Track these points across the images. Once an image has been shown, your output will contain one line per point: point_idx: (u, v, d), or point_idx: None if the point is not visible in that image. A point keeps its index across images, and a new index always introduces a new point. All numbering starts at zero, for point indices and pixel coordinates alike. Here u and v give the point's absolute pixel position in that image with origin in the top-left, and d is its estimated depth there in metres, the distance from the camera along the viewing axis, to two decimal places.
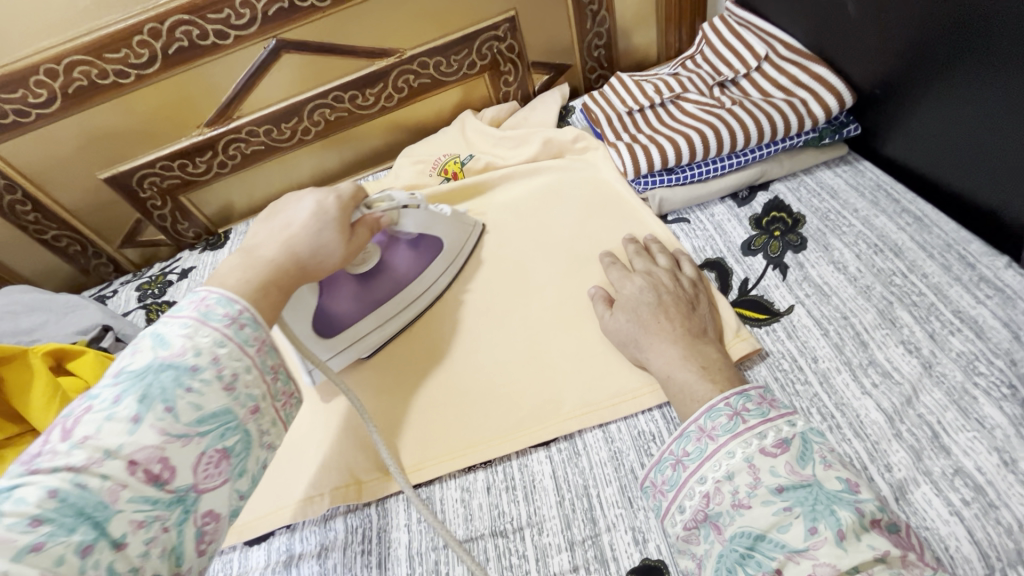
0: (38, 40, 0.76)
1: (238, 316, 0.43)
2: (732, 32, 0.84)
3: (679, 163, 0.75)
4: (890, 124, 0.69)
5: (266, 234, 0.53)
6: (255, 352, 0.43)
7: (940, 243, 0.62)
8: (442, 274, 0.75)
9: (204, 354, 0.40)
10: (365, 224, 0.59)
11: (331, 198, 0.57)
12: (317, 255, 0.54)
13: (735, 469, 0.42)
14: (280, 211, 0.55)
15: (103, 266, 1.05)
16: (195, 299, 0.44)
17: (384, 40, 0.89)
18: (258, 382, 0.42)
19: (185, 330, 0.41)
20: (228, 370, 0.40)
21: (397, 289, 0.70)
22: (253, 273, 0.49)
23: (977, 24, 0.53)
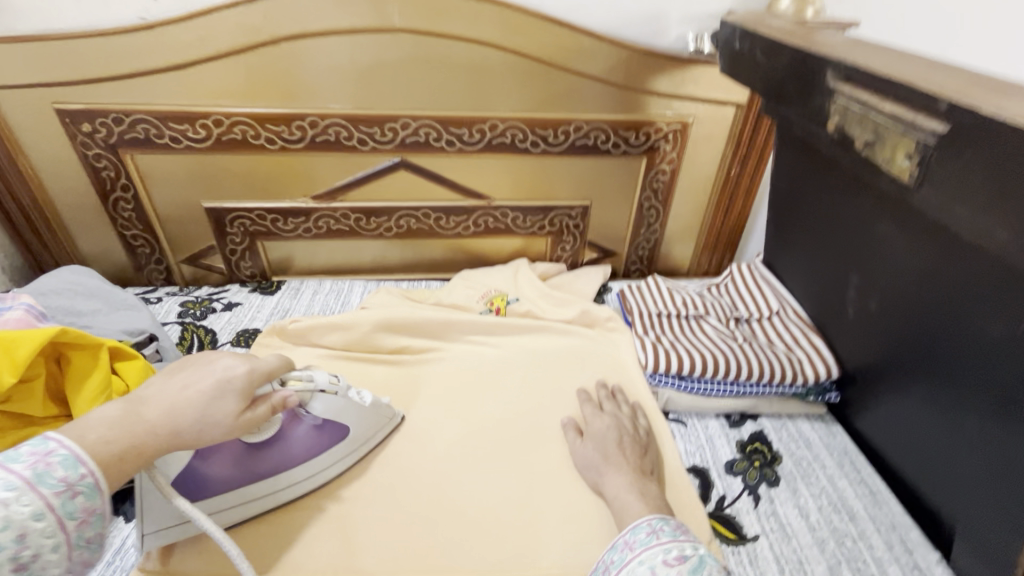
0: (220, 97, 0.92)
1: (75, 482, 0.43)
2: (754, 281, 1.03)
3: (691, 374, 0.88)
4: (862, 404, 0.82)
5: (158, 391, 0.52)
6: (71, 527, 0.43)
7: (887, 521, 0.73)
8: (339, 462, 0.74)
9: (10, 529, 0.39)
10: (266, 402, 0.58)
11: (241, 368, 0.57)
12: (198, 426, 0.52)
13: (640, 573, 0.51)
14: (187, 368, 0.55)
15: (156, 271, 1.12)
16: (39, 449, 0.43)
17: (482, 187, 1.07)
18: (57, 560, 0.42)
19: (4, 493, 0.40)
20: (26, 551, 0.40)
21: (285, 466, 0.68)
22: (119, 435, 0.47)
23: (929, 365, 0.65)
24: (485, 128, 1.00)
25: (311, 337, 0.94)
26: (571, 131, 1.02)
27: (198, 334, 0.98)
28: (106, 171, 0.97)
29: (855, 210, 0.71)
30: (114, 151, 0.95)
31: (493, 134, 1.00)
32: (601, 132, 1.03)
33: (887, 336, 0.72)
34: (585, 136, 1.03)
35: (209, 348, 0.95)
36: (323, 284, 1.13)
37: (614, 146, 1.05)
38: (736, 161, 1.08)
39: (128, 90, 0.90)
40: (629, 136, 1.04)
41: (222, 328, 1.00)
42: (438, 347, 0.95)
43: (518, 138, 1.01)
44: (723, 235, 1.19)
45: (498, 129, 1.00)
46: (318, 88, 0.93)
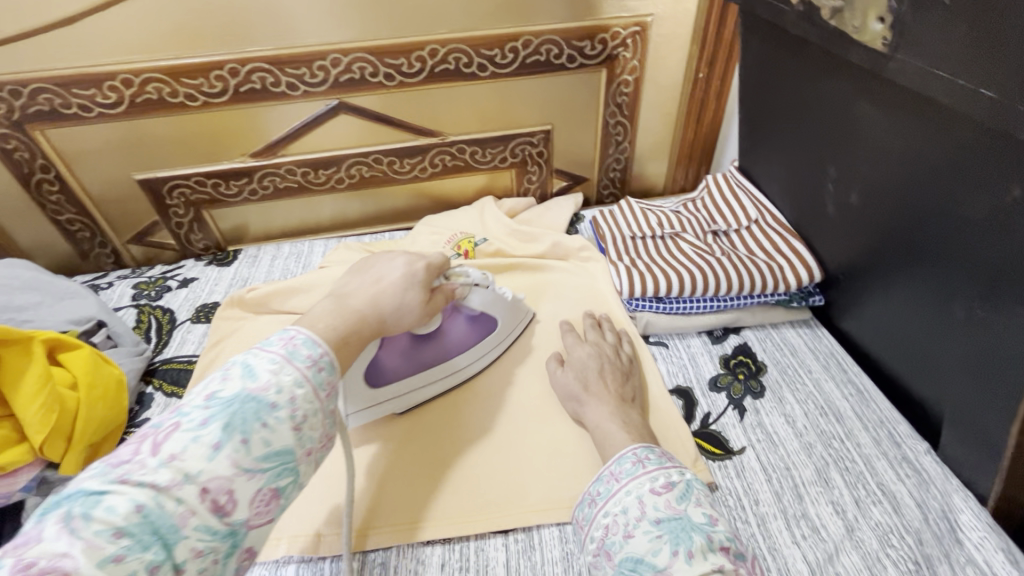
0: (123, 53, 0.83)
1: (319, 358, 0.47)
2: (731, 191, 0.97)
3: (668, 295, 0.85)
4: (846, 305, 0.79)
5: (356, 285, 0.58)
6: (323, 396, 0.46)
7: (874, 418, 0.72)
8: (492, 348, 0.80)
9: (283, 393, 0.43)
10: (442, 294, 0.67)
11: (419, 264, 0.63)
12: (398, 311, 0.59)
13: (629, 505, 0.49)
14: (369, 267, 0.61)
15: (104, 256, 1.06)
16: (283, 336, 0.48)
17: (432, 123, 0.99)
18: (319, 426, 0.45)
19: (272, 366, 0.44)
20: (300, 411, 0.43)
21: (451, 353, 0.75)
22: (340, 320, 0.52)
23: (913, 253, 0.61)
24: (424, 55, 0.90)
25: (273, 304, 0.90)
26: (520, 47, 0.92)
27: (155, 315, 0.93)
28: (18, 152, 0.89)
29: (829, 95, 0.65)
30: (21, 128, 0.87)
31: (434, 61, 0.91)
32: (553, 45, 0.93)
33: (868, 230, 0.67)
34: (536, 52, 0.94)
35: (168, 328, 0.91)
36: (281, 248, 1.07)
37: (569, 60, 0.96)
38: (704, 62, 0.99)
39: (18, 56, 0.81)
40: (584, 45, 0.94)
41: (180, 305, 0.95)
42: None
43: (462, 62, 0.92)
44: (697, 145, 1.12)
45: (438, 54, 0.91)
46: (231, 29, 0.83)
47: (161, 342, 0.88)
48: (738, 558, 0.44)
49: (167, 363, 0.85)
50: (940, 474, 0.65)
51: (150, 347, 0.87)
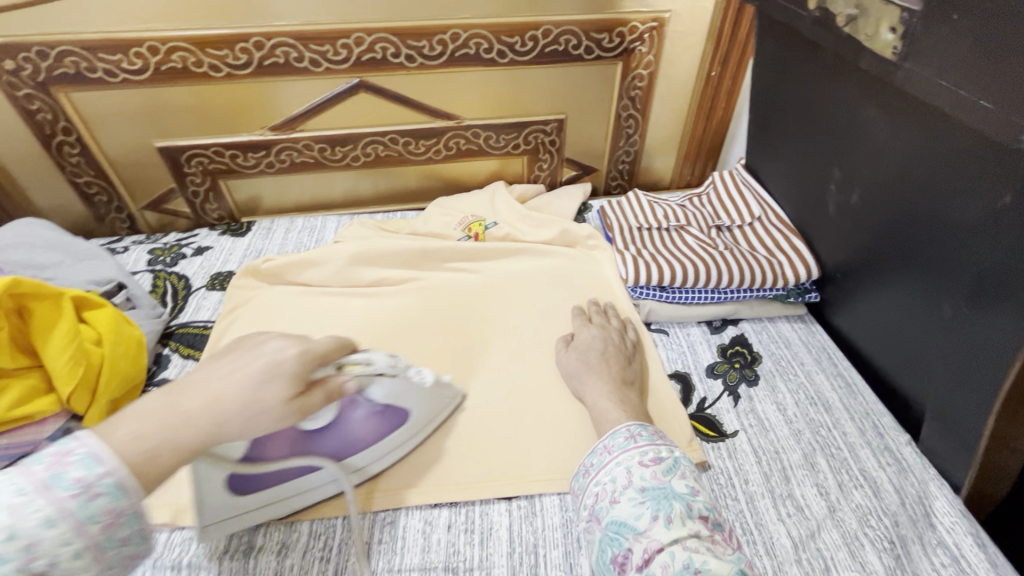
0: (151, 21, 0.84)
1: (93, 484, 0.38)
2: (736, 188, 1.00)
3: (671, 285, 0.88)
4: (840, 302, 0.83)
5: (204, 376, 0.46)
6: (94, 531, 0.37)
7: (861, 409, 0.76)
8: (404, 443, 0.68)
9: (17, 540, 0.34)
10: (322, 389, 0.49)
11: (291, 351, 0.48)
12: (245, 415, 0.45)
13: (618, 475, 0.54)
14: (240, 352, 0.48)
15: (119, 221, 1.08)
16: (59, 450, 0.39)
17: (450, 106, 1.01)
18: (79, 566, 0.37)
19: (15, 500, 0.35)
20: (38, 561, 0.35)
21: (351, 448, 0.62)
22: (153, 428, 0.42)
23: (907, 253, 0.64)
24: (446, 38, 0.92)
25: (287, 275, 0.93)
26: (539, 36, 0.94)
27: (170, 281, 0.95)
28: (42, 113, 0.90)
29: (835, 99, 0.67)
30: (45, 90, 0.88)
31: (455, 45, 0.93)
32: (572, 36, 0.95)
33: (866, 230, 0.71)
34: (554, 42, 0.96)
35: (183, 294, 0.93)
36: (294, 221, 1.09)
37: (587, 51, 0.98)
38: (717, 60, 1.02)
39: (47, 18, 0.82)
40: (602, 38, 0.96)
41: (194, 273, 0.97)
42: (417, 277, 0.94)
43: (482, 47, 0.94)
44: (705, 142, 1.14)
45: (460, 39, 0.92)
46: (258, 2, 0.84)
47: (177, 307, 0.90)
48: (714, 526, 0.50)
49: (183, 327, 0.87)
50: (919, 463, 0.69)
51: (167, 311, 0.89)
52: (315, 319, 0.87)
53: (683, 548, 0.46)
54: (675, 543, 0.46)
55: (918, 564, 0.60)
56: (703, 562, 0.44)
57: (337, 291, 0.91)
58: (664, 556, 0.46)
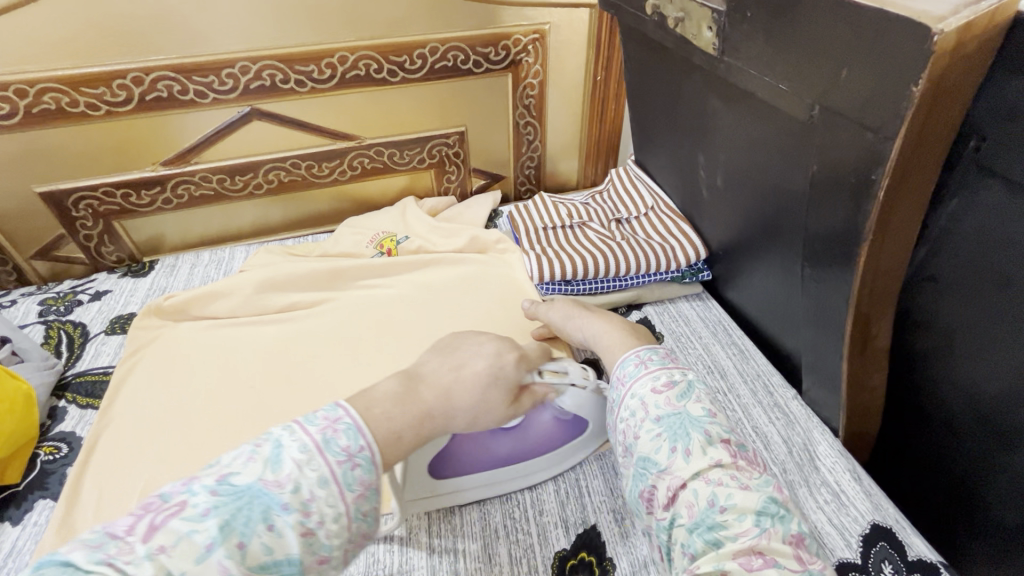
0: (17, 63, 0.81)
1: (355, 454, 0.42)
2: (631, 182, 1.07)
3: (575, 277, 0.93)
4: (728, 277, 0.90)
5: (435, 369, 0.53)
6: (349, 500, 0.41)
7: (752, 372, 0.82)
8: (570, 459, 0.69)
9: (300, 493, 0.39)
10: (528, 394, 0.57)
11: (509, 354, 0.57)
12: (474, 410, 0.52)
13: (635, 408, 0.54)
14: (456, 351, 0.56)
15: (4, 274, 1.01)
16: (329, 416, 0.44)
17: (348, 127, 1.03)
18: (337, 532, 0.40)
19: (300, 456, 0.41)
20: (313, 515, 0.39)
21: (526, 452, 0.65)
22: (400, 412, 0.48)
23: (766, 224, 0.71)
24: (334, 62, 0.94)
25: (192, 310, 0.91)
26: (427, 54, 0.98)
27: (65, 330, 0.90)
28: None
29: (690, 93, 0.74)
30: None
31: (345, 68, 0.95)
32: (458, 51, 0.99)
33: (734, 208, 0.78)
34: (443, 58, 0.99)
35: (80, 342, 0.89)
36: (201, 256, 1.06)
37: (476, 65, 1.02)
38: (601, 65, 1.09)
39: None
40: (489, 52, 1.01)
41: (92, 319, 0.93)
42: (329, 297, 0.94)
43: (372, 68, 0.96)
44: (603, 142, 1.21)
45: (348, 61, 0.94)
46: (133, 38, 0.84)
47: (73, 356, 0.86)
48: (736, 447, 0.50)
49: (80, 376, 0.83)
50: (803, 414, 0.76)
51: (61, 362, 0.85)
52: (225, 352, 0.86)
53: (707, 481, 0.47)
54: (697, 478, 0.47)
55: (804, 504, 0.66)
56: (728, 497, 0.45)
57: (246, 321, 0.90)
58: (688, 493, 0.47)
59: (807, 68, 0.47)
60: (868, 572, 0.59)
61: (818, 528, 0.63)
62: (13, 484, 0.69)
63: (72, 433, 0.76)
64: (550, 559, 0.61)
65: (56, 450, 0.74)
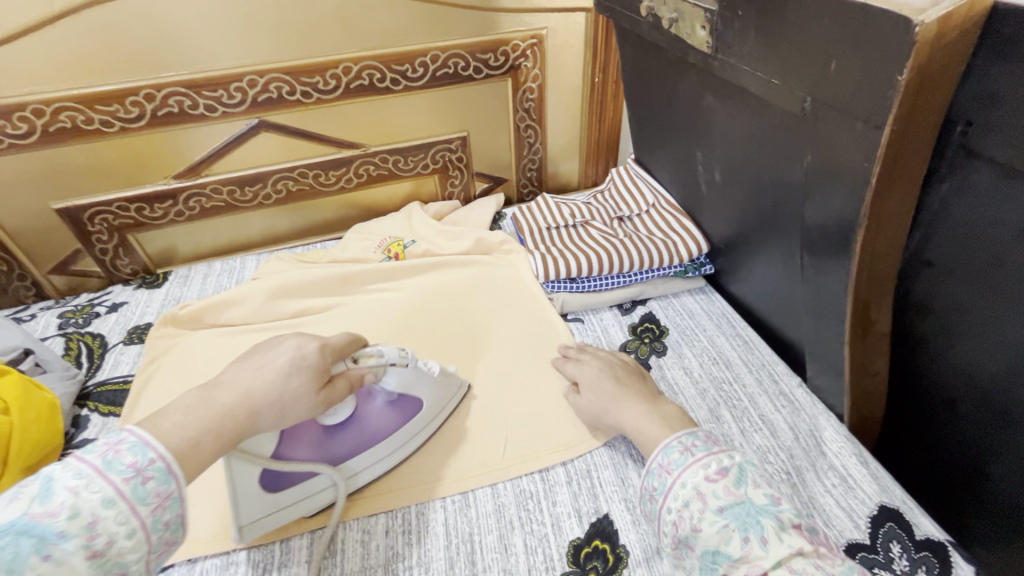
0: (34, 84, 0.84)
1: (144, 468, 0.43)
2: (631, 180, 1.09)
3: (580, 275, 0.95)
4: (730, 270, 0.92)
5: (233, 374, 0.53)
6: (146, 513, 0.42)
7: (757, 362, 0.83)
8: (411, 441, 0.72)
9: (80, 518, 0.39)
10: (342, 380, 0.58)
11: (312, 346, 0.56)
12: (279, 403, 0.52)
13: (688, 498, 0.50)
14: (259, 353, 0.55)
15: (23, 288, 1.04)
16: (110, 439, 0.44)
17: (353, 135, 1.05)
18: (136, 545, 0.42)
19: (74, 483, 0.40)
20: (99, 537, 0.39)
21: (364, 444, 0.67)
22: (193, 420, 0.48)
23: (765, 216, 0.72)
24: (339, 72, 0.96)
25: (207, 318, 0.93)
26: (429, 61, 1.00)
27: (84, 341, 0.93)
28: None
29: (685, 92, 0.76)
30: None
31: (349, 78, 0.97)
32: (459, 58, 1.02)
33: (732, 201, 0.79)
34: (444, 65, 1.02)
35: (99, 353, 0.91)
36: (212, 266, 1.09)
37: (476, 71, 1.05)
38: (598, 67, 1.11)
39: None
40: (488, 58, 1.03)
41: (110, 330, 0.95)
42: (339, 302, 0.96)
43: (376, 77, 0.99)
44: (602, 142, 1.23)
45: (352, 71, 0.97)
46: (145, 56, 0.86)
47: (94, 366, 0.89)
48: (808, 531, 0.46)
49: (101, 386, 0.85)
50: (809, 401, 0.77)
51: (83, 372, 0.87)
52: None
53: (791, 572, 0.42)
54: (780, 568, 0.43)
55: (813, 488, 0.67)
56: None
57: (259, 327, 0.92)
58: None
59: (798, 62, 0.49)
60: (877, 552, 0.61)
61: (827, 511, 0.65)
62: None
63: (96, 440, 0.78)
64: (565, 547, 0.63)
65: None
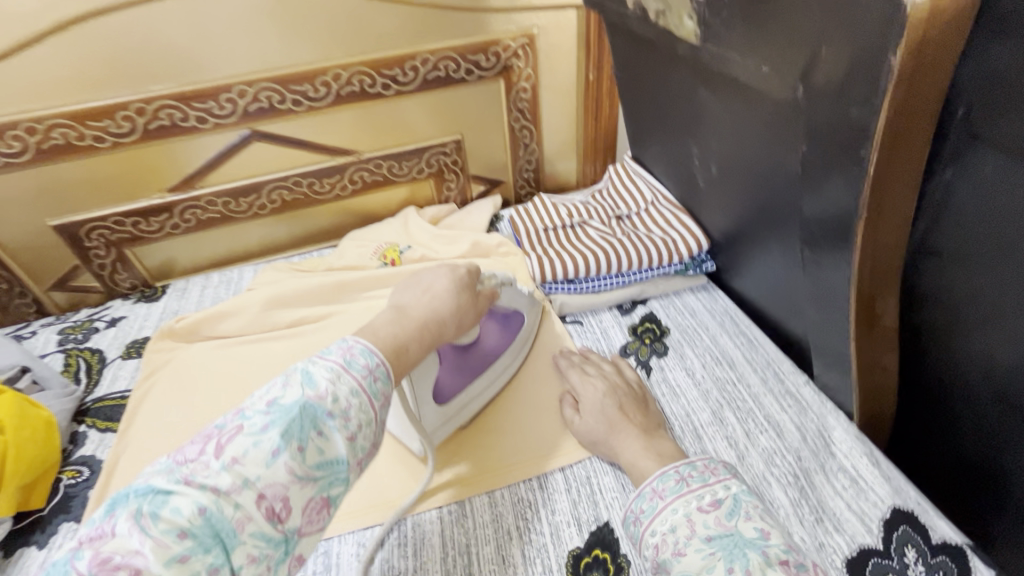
0: (27, 102, 0.84)
1: (374, 369, 0.49)
2: (629, 178, 1.06)
3: (578, 276, 0.93)
4: (732, 267, 0.90)
5: (410, 297, 0.63)
6: (377, 407, 0.48)
7: (761, 360, 0.81)
8: (520, 354, 0.83)
9: (340, 403, 0.45)
10: (483, 296, 0.72)
11: (460, 269, 0.68)
12: (454, 314, 0.64)
13: (677, 523, 0.50)
14: (416, 281, 0.66)
15: (25, 305, 1.05)
16: (342, 345, 0.50)
17: (346, 142, 1.04)
18: (370, 435, 0.47)
19: (329, 375, 0.46)
20: (352, 422, 0.45)
21: (491, 361, 0.78)
22: (401, 327, 0.57)
23: (763, 207, 0.70)
24: (328, 79, 0.95)
25: (205, 330, 0.93)
26: (419, 65, 0.99)
27: (84, 356, 0.93)
28: None
29: (676, 85, 0.74)
30: None
31: (339, 84, 0.97)
32: (449, 60, 1.01)
33: (730, 195, 0.77)
34: (434, 68, 1.01)
35: (98, 368, 0.91)
36: (211, 277, 1.09)
37: (467, 73, 1.03)
38: (592, 63, 1.09)
39: None
40: (479, 59, 1.02)
41: (110, 344, 0.96)
42: (336, 310, 0.95)
43: (366, 83, 0.98)
44: (600, 139, 1.21)
45: (342, 78, 0.96)
46: (134, 70, 0.86)
47: (92, 381, 0.89)
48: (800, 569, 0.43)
49: (99, 402, 0.85)
50: (816, 400, 0.74)
51: (80, 388, 0.87)
52: (237, 369, 0.87)
53: None
54: None
55: (821, 491, 0.65)
56: None
57: (255, 338, 0.92)
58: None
59: (789, 48, 0.47)
60: (891, 558, 0.58)
61: (837, 515, 0.62)
62: (36, 510, 0.71)
63: (94, 456, 0.78)
64: (564, 557, 0.61)
65: (78, 474, 0.75)
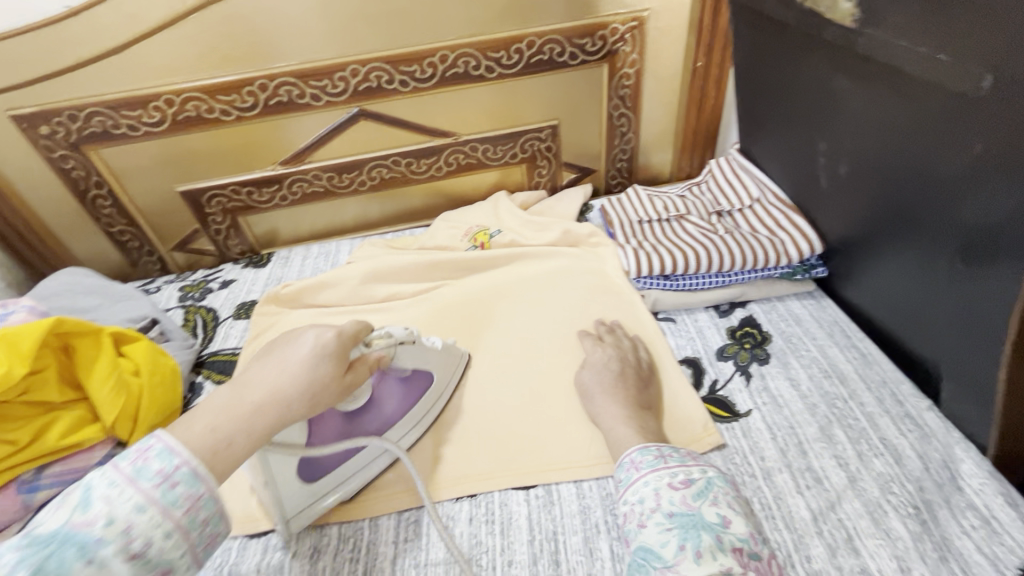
0: (167, 76, 0.92)
1: (172, 473, 0.40)
2: (733, 173, 1.01)
3: (675, 272, 0.89)
4: (845, 275, 0.83)
5: (256, 373, 0.50)
6: (180, 513, 0.40)
7: (876, 378, 0.74)
8: (422, 421, 0.75)
9: (115, 525, 0.37)
10: (363, 363, 0.58)
11: (329, 332, 0.54)
12: (308, 393, 0.50)
13: (645, 496, 0.52)
14: (276, 347, 0.53)
15: (151, 263, 1.15)
16: (139, 446, 0.42)
17: (445, 124, 1.06)
18: (175, 544, 0.39)
19: (109, 491, 0.38)
20: (137, 541, 0.37)
21: (383, 426, 0.69)
22: (224, 420, 0.45)
23: (898, 214, 0.64)
24: (435, 61, 0.97)
25: (305, 298, 0.98)
26: (524, 48, 0.98)
27: (200, 313, 1.01)
28: (76, 171, 0.99)
29: (813, 75, 0.70)
30: (78, 149, 0.96)
31: (445, 66, 0.98)
32: (555, 44, 0.99)
33: (855, 197, 0.71)
34: (539, 52, 0.99)
35: (212, 325, 0.99)
36: (310, 249, 1.14)
37: (571, 58, 1.01)
38: (702, 50, 1.04)
39: (75, 84, 0.90)
40: (585, 42, 1.00)
41: (222, 304, 1.03)
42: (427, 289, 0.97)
43: (471, 65, 0.99)
44: (700, 130, 1.15)
45: (448, 59, 0.97)
46: (260, 48, 0.91)
47: (207, 337, 0.97)
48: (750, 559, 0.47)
49: (214, 356, 0.93)
50: (942, 427, 0.67)
51: (198, 342, 0.95)
52: None
53: None
54: None
55: (946, 527, 0.59)
56: None
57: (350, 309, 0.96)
58: None
59: (981, 34, 0.45)
60: None
61: (964, 556, 0.56)
62: None
63: None
64: None
65: None
